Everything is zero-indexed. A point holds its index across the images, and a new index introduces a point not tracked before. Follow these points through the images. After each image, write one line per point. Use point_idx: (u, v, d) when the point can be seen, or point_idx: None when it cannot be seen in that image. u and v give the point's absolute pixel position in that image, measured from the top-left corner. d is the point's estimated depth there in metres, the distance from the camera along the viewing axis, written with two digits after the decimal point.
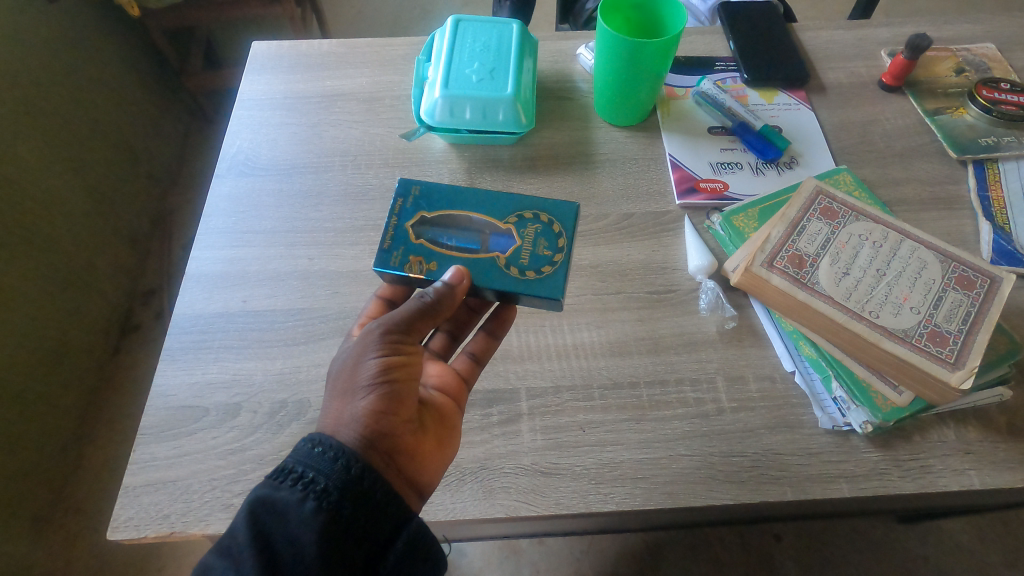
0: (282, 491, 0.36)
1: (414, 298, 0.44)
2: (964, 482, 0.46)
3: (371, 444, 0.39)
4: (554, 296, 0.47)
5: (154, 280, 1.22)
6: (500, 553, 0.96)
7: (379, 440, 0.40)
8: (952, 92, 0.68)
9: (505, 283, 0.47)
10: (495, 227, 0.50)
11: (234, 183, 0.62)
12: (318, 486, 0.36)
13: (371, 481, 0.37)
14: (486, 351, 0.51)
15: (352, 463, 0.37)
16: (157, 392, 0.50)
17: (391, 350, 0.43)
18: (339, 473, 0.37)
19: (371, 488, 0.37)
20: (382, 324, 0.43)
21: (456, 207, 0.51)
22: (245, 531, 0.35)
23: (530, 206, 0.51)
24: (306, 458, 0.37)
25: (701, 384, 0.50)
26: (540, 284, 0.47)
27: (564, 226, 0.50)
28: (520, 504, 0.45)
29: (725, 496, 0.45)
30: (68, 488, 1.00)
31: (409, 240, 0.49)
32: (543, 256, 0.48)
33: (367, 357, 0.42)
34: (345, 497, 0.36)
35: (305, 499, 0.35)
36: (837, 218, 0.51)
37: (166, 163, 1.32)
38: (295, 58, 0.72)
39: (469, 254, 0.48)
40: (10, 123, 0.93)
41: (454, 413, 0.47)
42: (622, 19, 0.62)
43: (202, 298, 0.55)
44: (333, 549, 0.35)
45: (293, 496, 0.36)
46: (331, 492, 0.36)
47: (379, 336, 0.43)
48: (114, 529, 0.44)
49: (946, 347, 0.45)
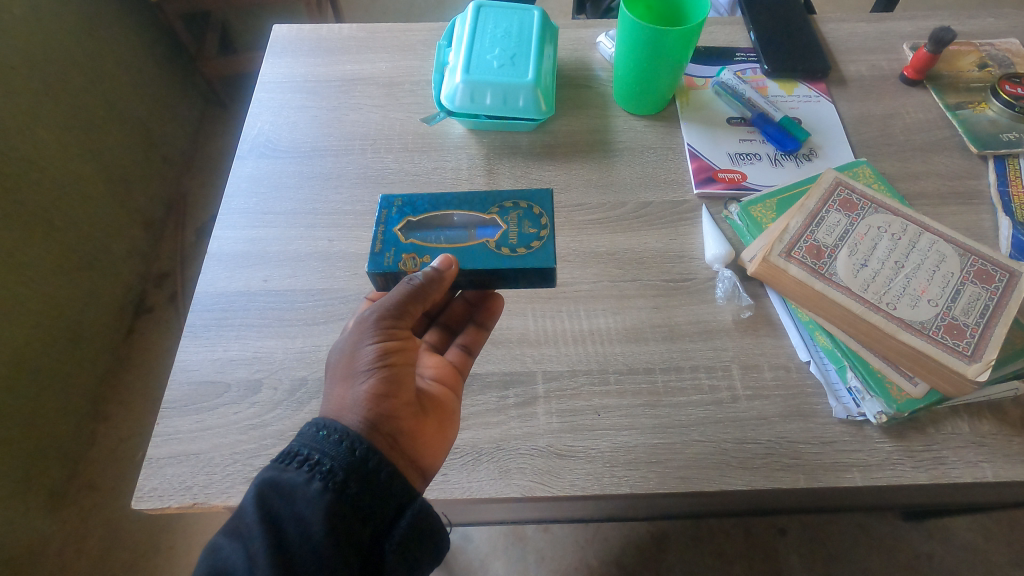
0: (289, 473, 0.36)
1: (403, 282, 0.44)
2: (977, 474, 0.46)
3: (374, 427, 0.39)
4: (547, 266, 0.48)
5: (168, 262, 1.24)
6: (505, 539, 0.97)
7: (380, 423, 0.40)
8: (975, 87, 0.68)
9: (498, 262, 0.47)
10: (480, 218, 0.50)
11: (255, 164, 0.63)
12: (323, 467, 0.36)
13: (376, 461, 0.38)
14: (476, 342, 0.51)
15: (356, 445, 0.38)
16: (181, 367, 0.51)
17: (386, 336, 0.43)
18: (344, 455, 0.37)
19: (375, 469, 0.37)
20: (375, 310, 0.43)
21: (438, 207, 0.51)
22: (251, 512, 0.35)
23: (509, 196, 0.52)
24: (311, 441, 0.38)
25: (716, 371, 0.50)
26: (532, 257, 0.48)
27: (543, 206, 0.51)
28: (535, 484, 0.45)
29: (739, 482, 0.45)
30: (84, 465, 1.02)
31: (399, 241, 0.49)
32: (530, 233, 0.49)
33: (364, 343, 0.42)
34: (349, 478, 0.36)
35: (311, 480, 0.36)
36: (856, 210, 0.52)
37: (180, 146, 1.33)
38: (316, 42, 0.72)
39: (458, 243, 0.49)
40: (29, 104, 0.94)
41: (453, 401, 0.47)
42: (644, 8, 0.62)
43: (224, 277, 0.56)
44: (340, 528, 0.35)
45: (300, 477, 0.36)
46: (336, 473, 0.36)
47: (374, 322, 0.42)
48: (138, 498, 0.45)
49: (963, 340, 0.45)
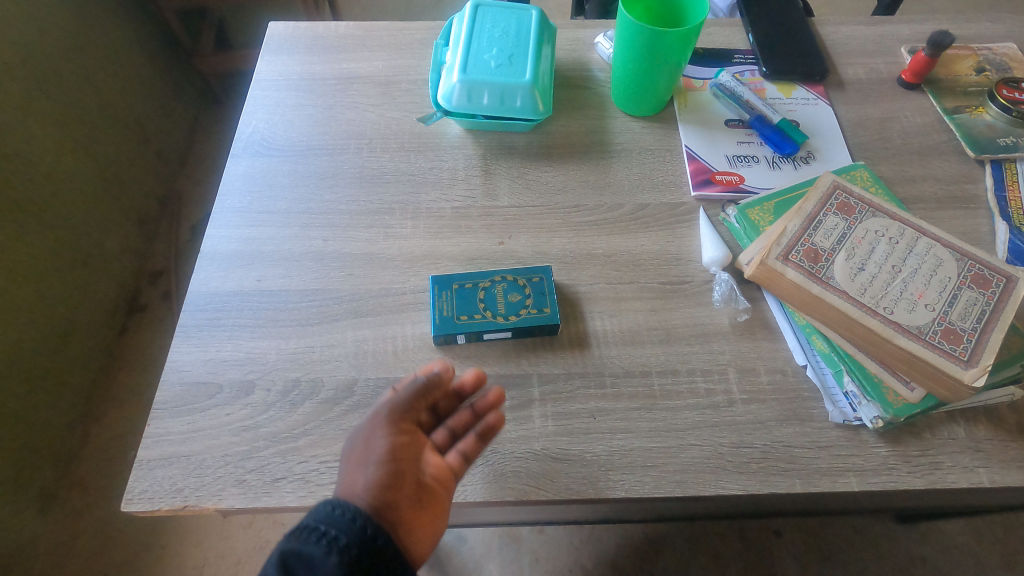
0: (307, 546, 0.35)
1: (413, 380, 0.45)
2: (973, 479, 0.46)
3: (380, 513, 0.38)
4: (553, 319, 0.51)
5: (162, 261, 1.23)
6: (500, 540, 0.97)
7: (386, 510, 0.38)
8: (972, 91, 0.68)
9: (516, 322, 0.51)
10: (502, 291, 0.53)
11: (249, 163, 0.62)
12: (340, 541, 0.35)
13: (384, 540, 0.36)
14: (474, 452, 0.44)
15: (368, 525, 0.36)
16: (172, 367, 0.50)
17: (397, 429, 0.42)
18: (358, 533, 0.36)
19: (384, 549, 0.36)
20: (386, 405, 0.43)
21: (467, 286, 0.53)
22: None
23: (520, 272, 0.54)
24: (327, 517, 0.36)
25: (712, 375, 0.50)
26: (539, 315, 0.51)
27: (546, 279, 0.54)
28: (530, 488, 0.45)
29: (735, 487, 0.45)
30: (75, 463, 1.01)
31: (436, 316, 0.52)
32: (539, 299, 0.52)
33: (376, 433, 0.42)
34: (364, 555, 0.35)
35: (328, 554, 0.35)
36: (854, 214, 0.51)
37: (175, 144, 1.32)
38: (311, 40, 0.72)
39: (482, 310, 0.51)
40: (22, 98, 0.93)
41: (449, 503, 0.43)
42: (642, 9, 0.62)
43: (217, 276, 0.55)
44: None
45: (318, 549, 0.35)
46: (351, 548, 0.35)
47: (385, 415, 0.43)
48: (128, 501, 0.44)
49: (960, 345, 0.45)
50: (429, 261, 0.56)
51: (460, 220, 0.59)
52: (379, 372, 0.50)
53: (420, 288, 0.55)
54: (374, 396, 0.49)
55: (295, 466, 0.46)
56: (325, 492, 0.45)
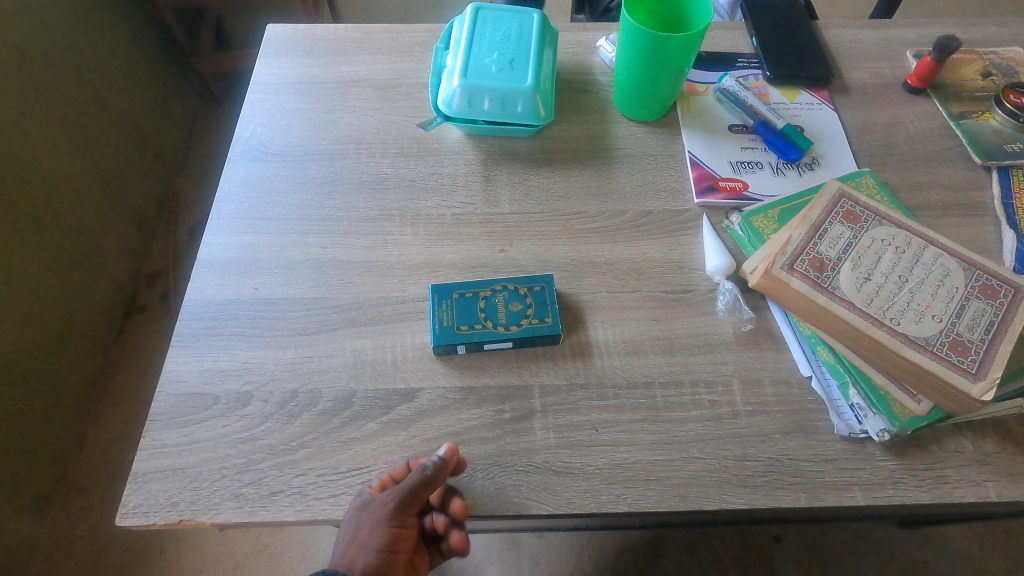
0: None
1: (420, 474, 0.43)
2: (981, 493, 0.45)
3: None
4: (555, 329, 0.50)
5: (160, 262, 1.22)
6: (499, 545, 0.96)
7: None
8: (979, 96, 0.67)
9: (518, 331, 0.50)
10: (504, 300, 0.52)
11: (247, 168, 0.61)
12: None
13: None
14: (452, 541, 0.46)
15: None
16: (168, 377, 0.49)
17: (399, 520, 0.43)
18: None
19: None
20: (394, 498, 0.43)
21: (470, 294, 0.53)
22: None
23: (522, 280, 0.53)
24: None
25: (716, 386, 0.49)
26: (540, 324, 0.51)
27: (546, 287, 0.53)
28: (531, 502, 0.45)
29: (739, 501, 0.45)
30: (73, 467, 1.00)
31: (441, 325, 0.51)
32: (540, 308, 0.52)
33: (379, 525, 0.43)
34: None
35: None
36: (859, 222, 0.50)
37: (173, 145, 1.31)
38: (310, 42, 0.71)
39: (485, 319, 0.51)
40: (19, 99, 0.92)
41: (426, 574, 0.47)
42: (645, 12, 0.61)
43: (214, 285, 0.54)
44: None
45: None
46: None
47: (391, 509, 0.43)
48: (123, 515, 0.44)
49: (968, 357, 0.44)
50: (429, 268, 0.55)
51: (460, 226, 0.58)
52: (378, 382, 0.49)
53: (420, 296, 0.54)
54: (373, 408, 0.48)
55: (292, 480, 0.45)
56: (323, 506, 0.44)
